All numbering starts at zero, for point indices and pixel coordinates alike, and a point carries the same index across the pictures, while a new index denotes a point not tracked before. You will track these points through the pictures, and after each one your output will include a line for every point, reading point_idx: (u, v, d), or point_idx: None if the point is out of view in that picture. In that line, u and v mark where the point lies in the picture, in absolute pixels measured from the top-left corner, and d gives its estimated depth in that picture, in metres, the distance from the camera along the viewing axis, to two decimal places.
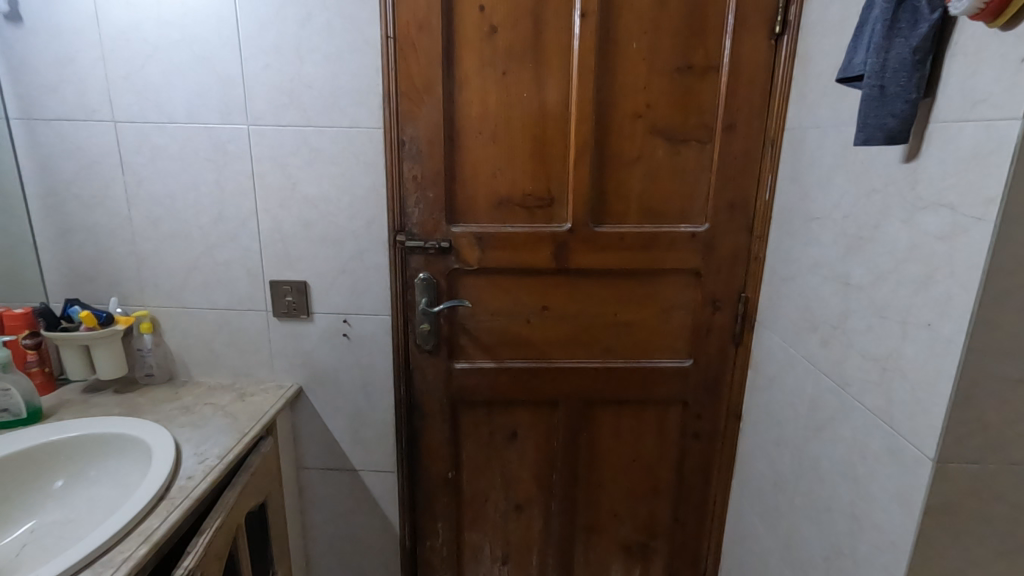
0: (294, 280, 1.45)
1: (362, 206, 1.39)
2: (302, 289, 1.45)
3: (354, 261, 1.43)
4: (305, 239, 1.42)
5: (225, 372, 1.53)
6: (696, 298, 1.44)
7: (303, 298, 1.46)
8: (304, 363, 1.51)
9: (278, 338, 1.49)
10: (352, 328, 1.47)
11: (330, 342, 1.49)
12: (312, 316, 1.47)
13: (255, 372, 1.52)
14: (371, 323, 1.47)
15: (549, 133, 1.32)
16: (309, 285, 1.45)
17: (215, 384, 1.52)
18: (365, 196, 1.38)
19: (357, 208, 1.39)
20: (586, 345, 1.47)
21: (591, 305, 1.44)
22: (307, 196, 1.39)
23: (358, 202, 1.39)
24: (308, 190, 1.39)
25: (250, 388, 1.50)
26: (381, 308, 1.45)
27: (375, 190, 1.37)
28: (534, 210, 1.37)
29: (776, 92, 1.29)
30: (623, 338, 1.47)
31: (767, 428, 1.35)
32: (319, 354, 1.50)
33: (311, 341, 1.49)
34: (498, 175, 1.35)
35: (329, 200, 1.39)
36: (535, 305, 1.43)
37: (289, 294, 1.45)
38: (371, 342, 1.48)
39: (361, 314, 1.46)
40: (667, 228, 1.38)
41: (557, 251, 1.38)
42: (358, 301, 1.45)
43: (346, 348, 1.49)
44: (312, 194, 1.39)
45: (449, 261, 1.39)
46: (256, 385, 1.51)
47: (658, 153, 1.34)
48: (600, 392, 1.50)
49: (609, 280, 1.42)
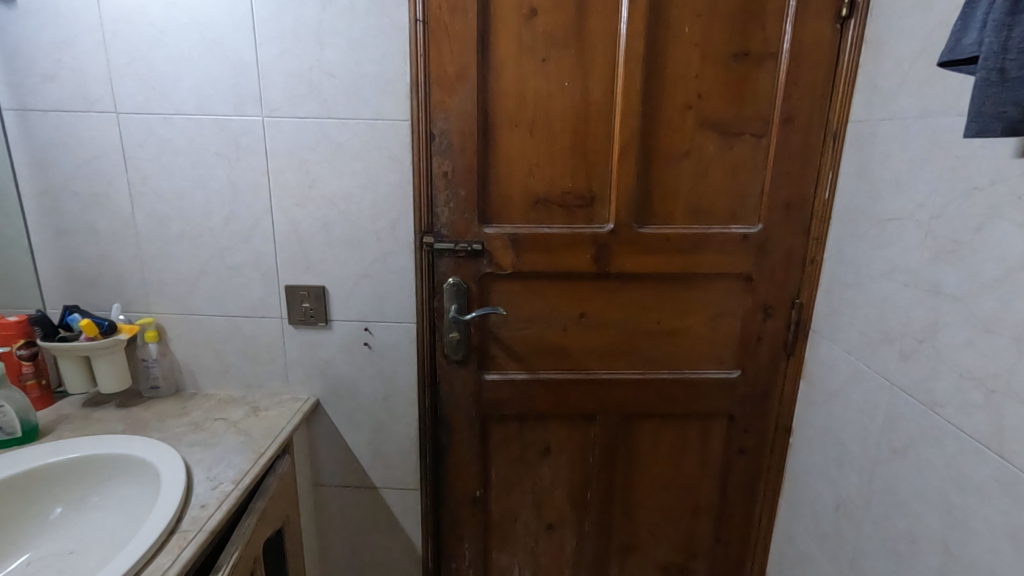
0: (312, 285, 1.34)
1: (387, 205, 1.28)
2: (320, 295, 1.34)
3: (377, 265, 1.32)
4: (323, 241, 1.31)
5: (236, 383, 1.42)
6: (745, 305, 1.34)
7: (321, 305, 1.35)
8: (321, 373, 1.40)
9: (294, 347, 1.39)
10: (374, 337, 1.37)
11: (350, 352, 1.38)
12: (331, 324, 1.36)
13: (268, 383, 1.42)
14: (395, 331, 1.36)
15: (591, 126, 1.22)
16: (328, 290, 1.34)
17: (226, 396, 1.41)
18: (390, 194, 1.27)
19: (381, 207, 1.28)
20: (626, 355, 1.36)
21: (633, 312, 1.33)
22: (326, 194, 1.28)
23: (382, 201, 1.28)
24: (328, 187, 1.28)
25: (263, 401, 1.39)
26: (406, 315, 1.35)
27: (402, 187, 1.27)
28: (574, 210, 1.26)
29: (840, 81, 1.18)
30: (665, 347, 1.36)
31: (826, 445, 1.25)
32: (338, 364, 1.39)
33: (329, 351, 1.38)
34: (534, 171, 1.24)
35: (350, 199, 1.28)
36: (572, 313, 1.33)
37: (306, 300, 1.35)
38: (394, 352, 1.37)
39: (384, 321, 1.35)
40: (717, 229, 1.27)
41: (598, 254, 1.27)
42: (381, 308, 1.35)
43: (367, 359, 1.38)
44: (332, 192, 1.28)
45: (480, 264, 1.28)
46: (270, 398, 1.40)
47: (709, 148, 1.23)
48: (641, 406, 1.39)
49: (653, 286, 1.32)
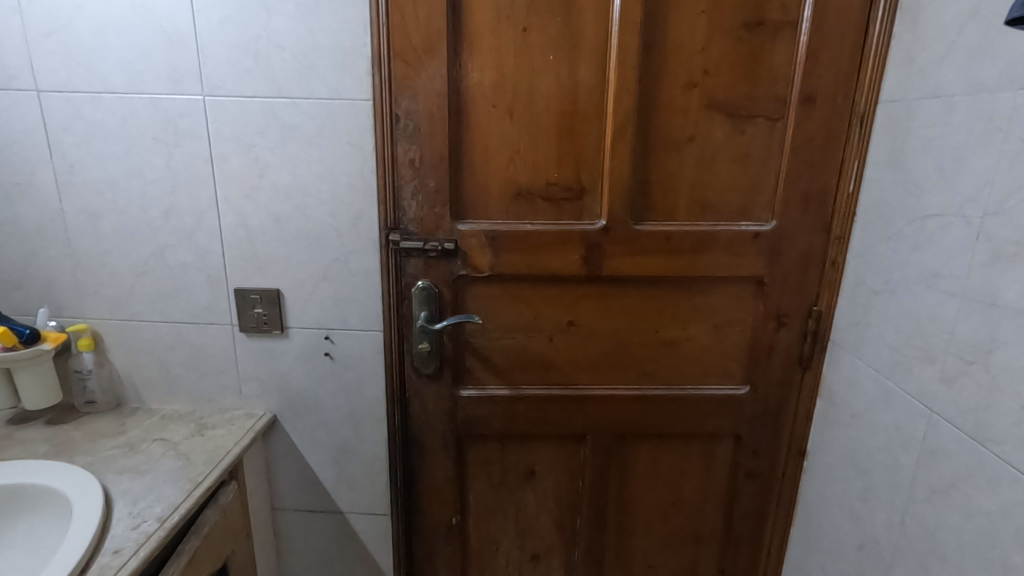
0: (264, 288, 1.18)
1: (348, 198, 1.12)
2: (274, 299, 1.19)
3: (337, 266, 1.16)
4: (277, 239, 1.16)
5: (183, 397, 1.27)
6: (755, 313, 1.18)
7: (276, 311, 1.19)
8: (278, 387, 1.25)
9: (247, 357, 1.23)
10: (336, 347, 1.21)
11: (310, 363, 1.23)
12: (288, 332, 1.21)
13: (218, 398, 1.26)
14: (359, 340, 1.21)
15: (580, 107, 1.06)
16: (283, 293, 1.19)
17: (171, 412, 1.26)
18: (351, 185, 1.12)
19: (341, 200, 1.12)
20: (620, 369, 1.21)
21: (628, 320, 1.17)
22: (278, 185, 1.13)
23: (342, 194, 1.12)
24: (280, 178, 1.12)
25: (212, 418, 1.24)
26: (371, 323, 1.19)
27: (364, 178, 1.11)
28: (560, 204, 1.10)
29: (869, 55, 1.02)
30: (664, 360, 1.21)
31: (848, 474, 1.09)
32: (297, 377, 1.24)
33: (286, 362, 1.23)
34: (514, 159, 1.08)
35: (306, 191, 1.13)
36: (559, 321, 1.17)
37: (258, 305, 1.19)
38: (359, 364, 1.22)
39: (346, 329, 1.20)
40: (724, 226, 1.11)
41: (588, 254, 1.12)
42: (343, 315, 1.19)
43: (328, 371, 1.23)
44: (285, 183, 1.12)
45: (453, 265, 1.12)
46: (220, 415, 1.25)
47: (716, 132, 1.07)
48: (636, 425, 1.24)
49: (650, 291, 1.16)
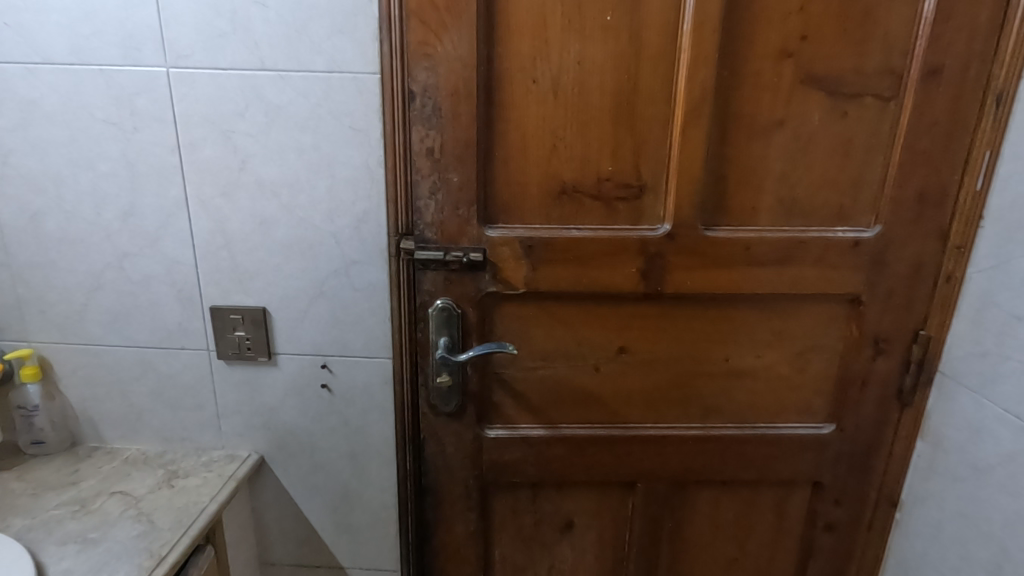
0: (247, 306, 0.97)
1: (349, 197, 0.90)
2: (260, 320, 0.97)
3: (337, 280, 0.95)
4: (262, 247, 0.94)
5: (150, 436, 1.05)
6: (847, 338, 0.96)
7: (261, 335, 0.98)
8: (266, 424, 1.04)
9: (227, 389, 1.02)
10: (335, 377, 1.00)
11: (304, 396, 1.02)
12: (276, 359, 1.00)
13: (193, 436, 1.05)
14: (364, 369, 0.99)
15: (642, 82, 0.83)
16: (270, 313, 0.97)
17: (135, 454, 1.04)
18: (353, 181, 0.90)
19: (340, 200, 0.91)
20: (679, 404, 1.00)
21: (692, 346, 0.96)
22: (262, 180, 0.91)
23: (341, 192, 0.90)
24: (263, 172, 0.90)
25: (185, 462, 1.03)
26: (378, 348, 0.98)
27: (369, 171, 0.89)
28: (614, 205, 0.89)
29: (1015, 16, 0.80)
30: (734, 394, 1.00)
31: (970, 540, 0.89)
32: (288, 412, 1.03)
33: (275, 395, 1.02)
34: (558, 149, 0.86)
35: (297, 189, 0.91)
36: (608, 348, 0.96)
37: (240, 327, 0.98)
38: (363, 397, 1.01)
39: (348, 355, 0.99)
40: (815, 232, 0.90)
41: (647, 267, 0.90)
42: (344, 339, 0.98)
43: (326, 405, 1.02)
44: (270, 177, 0.90)
45: (480, 281, 0.91)
46: (194, 458, 1.04)
47: (812, 115, 0.85)
48: (697, 471, 1.03)
49: (720, 311, 0.95)
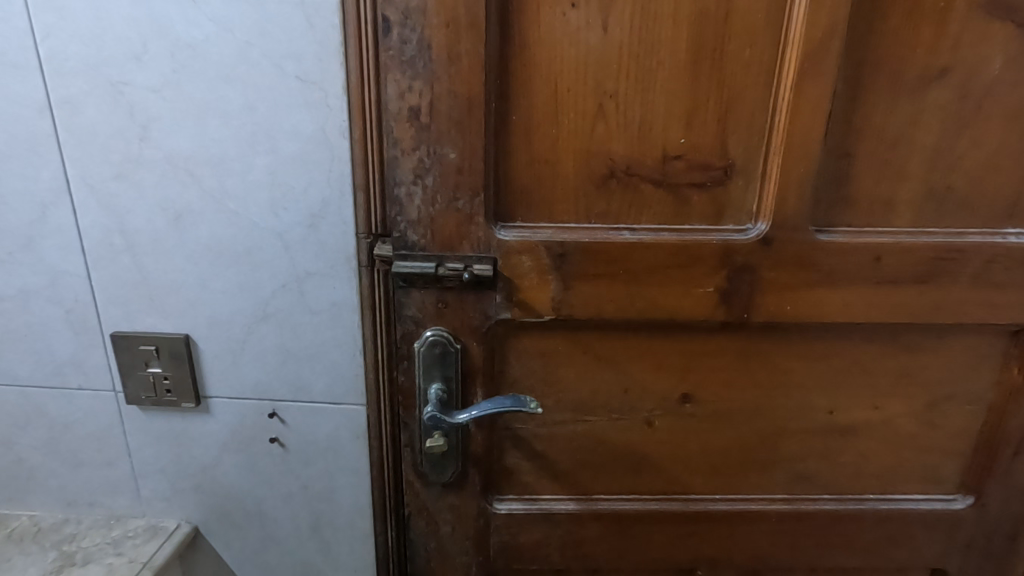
0: (162, 333, 0.70)
1: (298, 181, 0.62)
2: (181, 353, 0.70)
3: (285, 298, 0.67)
4: (178, 252, 0.66)
5: (47, 500, 0.79)
6: (1001, 383, 0.69)
7: (184, 373, 0.71)
8: (198, 488, 0.77)
9: (144, 442, 0.75)
10: (289, 429, 0.73)
11: (248, 454, 0.75)
12: (207, 404, 0.73)
13: (103, 501, 0.78)
14: (327, 419, 0.72)
15: (739, 7, 0.55)
16: (195, 343, 0.70)
17: (26, 526, 0.78)
18: (305, 157, 0.62)
19: (286, 184, 0.63)
20: (760, 469, 0.73)
21: (782, 394, 0.69)
22: (173, 156, 0.62)
23: (287, 173, 0.62)
24: (174, 143, 0.62)
25: (89, 539, 0.77)
26: (347, 392, 0.71)
27: (328, 144, 0.61)
28: (685, 194, 0.60)
29: None
30: (836, 457, 0.72)
31: None
32: (227, 474, 0.76)
33: (208, 450, 0.75)
34: (606, 111, 0.58)
35: (224, 168, 0.63)
36: (666, 395, 0.69)
37: (155, 361, 0.71)
38: (328, 455, 0.74)
39: (306, 400, 0.72)
40: (977, 236, 0.62)
41: (730, 284, 0.62)
42: (300, 379, 0.71)
43: (279, 465, 0.75)
44: (184, 152, 0.62)
45: (488, 304, 0.63)
46: (102, 533, 0.78)
47: (991, 61, 0.56)
48: (780, 557, 0.76)
49: (828, 347, 0.67)
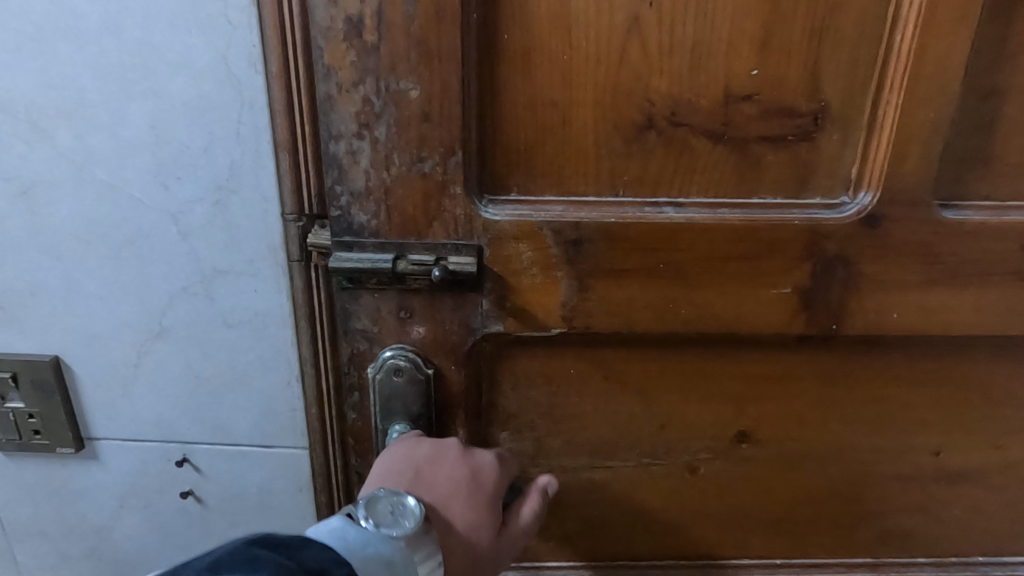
0: (21, 355, 0.47)
1: (192, 137, 0.40)
2: (49, 382, 0.47)
3: (187, 307, 0.45)
4: (30, 244, 0.43)
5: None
6: None
7: (55, 408, 0.48)
8: (92, 555, 0.54)
9: (11, 498, 0.52)
10: (208, 479, 0.51)
11: (155, 513, 0.52)
12: (93, 447, 0.50)
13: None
14: (260, 470, 0.50)
15: None
16: (69, 366, 0.47)
17: None
18: (204, 94, 0.39)
19: (178, 137, 0.40)
20: (837, 527, 0.55)
21: (872, 431, 0.51)
22: (4, 99, 0.40)
23: (177, 128, 0.40)
24: (5, 81, 0.39)
25: None
26: (285, 436, 0.49)
27: (235, 75, 0.39)
28: (755, 153, 0.42)
29: None
30: (939, 510, 0.54)
31: None
32: (129, 541, 0.53)
33: (102, 509, 0.52)
34: (644, 27, 0.39)
35: (83, 119, 0.40)
36: (716, 433, 0.51)
37: (14, 393, 0.48)
38: (261, 514, 0.52)
39: (231, 446, 0.49)
40: None
41: (813, 282, 0.44)
42: (216, 418, 0.49)
43: (198, 527, 0.53)
44: (23, 93, 0.39)
45: (472, 314, 0.44)
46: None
47: None
48: None
49: (940, 367, 0.49)
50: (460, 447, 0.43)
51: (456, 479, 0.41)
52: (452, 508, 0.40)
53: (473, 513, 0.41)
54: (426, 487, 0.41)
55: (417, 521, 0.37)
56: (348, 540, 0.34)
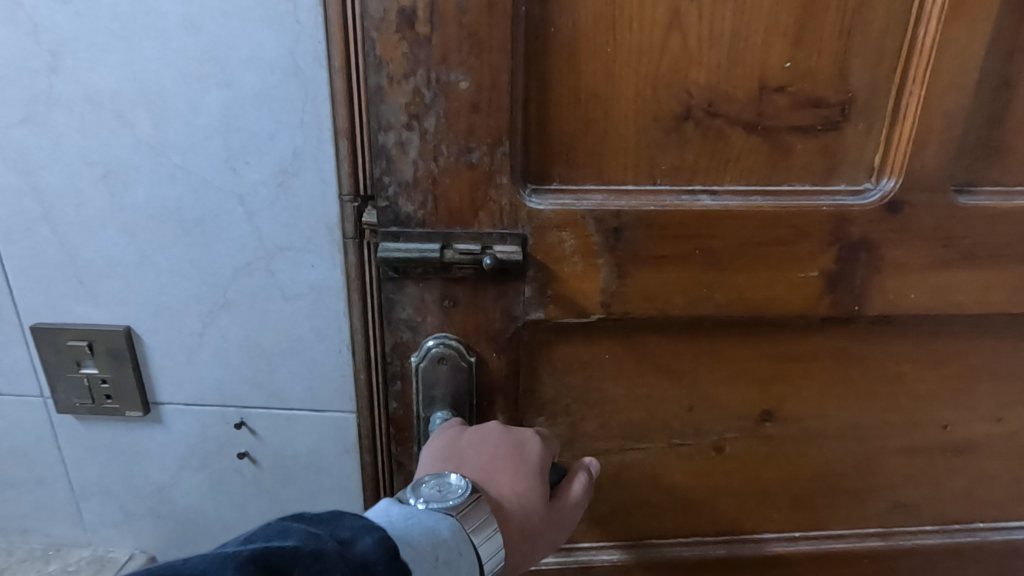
0: (95, 324, 0.48)
1: (261, 125, 0.42)
2: (123, 349, 0.49)
3: (250, 282, 0.47)
4: (109, 222, 0.45)
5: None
6: None
7: (127, 372, 0.49)
8: (153, 514, 0.55)
9: (82, 458, 0.53)
10: (262, 442, 0.52)
11: (212, 474, 0.54)
12: (158, 413, 0.51)
13: (39, 527, 0.56)
14: (312, 432, 0.52)
15: None
16: (141, 336, 0.49)
17: None
18: (274, 82, 0.41)
19: (248, 125, 0.42)
20: (852, 500, 0.58)
21: (887, 408, 0.54)
22: (93, 92, 0.41)
23: (247, 117, 0.42)
24: (94, 77, 0.41)
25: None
26: (337, 398, 0.50)
27: (304, 63, 0.41)
28: (786, 141, 0.44)
29: None
30: (946, 482, 0.58)
31: None
32: (189, 500, 0.54)
33: (164, 469, 0.53)
34: (684, 21, 0.40)
35: (161, 108, 0.42)
36: (743, 413, 0.53)
37: (88, 360, 0.49)
38: (311, 474, 0.53)
39: (285, 410, 0.51)
40: None
41: (838, 266, 0.46)
42: (273, 384, 0.50)
43: (249, 488, 0.54)
44: (109, 87, 0.41)
45: (514, 302, 0.45)
46: (37, 567, 0.56)
47: None
48: None
49: (951, 346, 0.52)
50: (497, 428, 0.43)
51: (496, 454, 0.41)
52: (493, 479, 0.40)
53: (514, 480, 0.40)
54: (466, 463, 0.40)
55: (462, 490, 0.36)
56: (388, 517, 0.33)
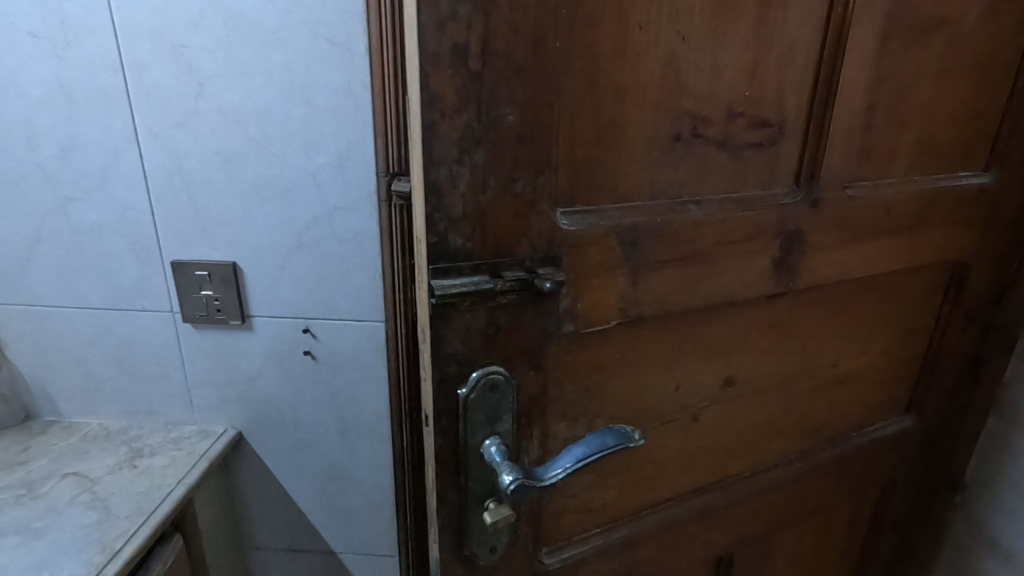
0: (213, 261, 0.73)
1: (328, 128, 0.67)
2: (230, 278, 0.73)
3: (318, 230, 0.71)
4: (227, 191, 0.70)
5: (111, 408, 0.83)
6: (940, 312, 0.78)
7: (231, 294, 0.74)
8: (242, 399, 0.81)
9: (196, 357, 0.79)
10: (321, 343, 0.77)
11: (284, 361, 0.78)
12: (251, 322, 0.76)
13: (161, 410, 0.82)
14: (351, 335, 0.77)
15: None
16: (241, 269, 0.73)
17: (96, 429, 0.82)
18: (336, 99, 0.66)
19: (320, 130, 0.67)
20: (782, 436, 0.72)
21: (804, 358, 0.68)
22: (227, 108, 0.66)
23: (321, 122, 0.67)
24: (226, 98, 0.66)
25: (151, 437, 0.81)
26: (369, 310, 0.75)
27: (352, 88, 0.65)
28: (744, 156, 0.53)
29: None
30: (836, 406, 0.75)
31: None
32: (268, 386, 0.80)
33: (251, 362, 0.78)
34: (677, 58, 0.46)
35: (266, 119, 0.66)
36: (713, 383, 0.62)
37: (207, 285, 0.74)
38: (352, 367, 0.78)
39: (332, 320, 0.76)
40: (945, 182, 0.67)
41: (780, 253, 0.58)
42: (326, 299, 0.75)
43: (310, 376, 0.79)
44: (235, 102, 0.66)
45: (550, 320, 0.47)
46: (162, 434, 0.82)
47: (970, 17, 0.60)
48: (791, 509, 0.78)
49: (840, 303, 0.67)
50: None
51: None
52: None
53: None
54: None
55: None
56: None
